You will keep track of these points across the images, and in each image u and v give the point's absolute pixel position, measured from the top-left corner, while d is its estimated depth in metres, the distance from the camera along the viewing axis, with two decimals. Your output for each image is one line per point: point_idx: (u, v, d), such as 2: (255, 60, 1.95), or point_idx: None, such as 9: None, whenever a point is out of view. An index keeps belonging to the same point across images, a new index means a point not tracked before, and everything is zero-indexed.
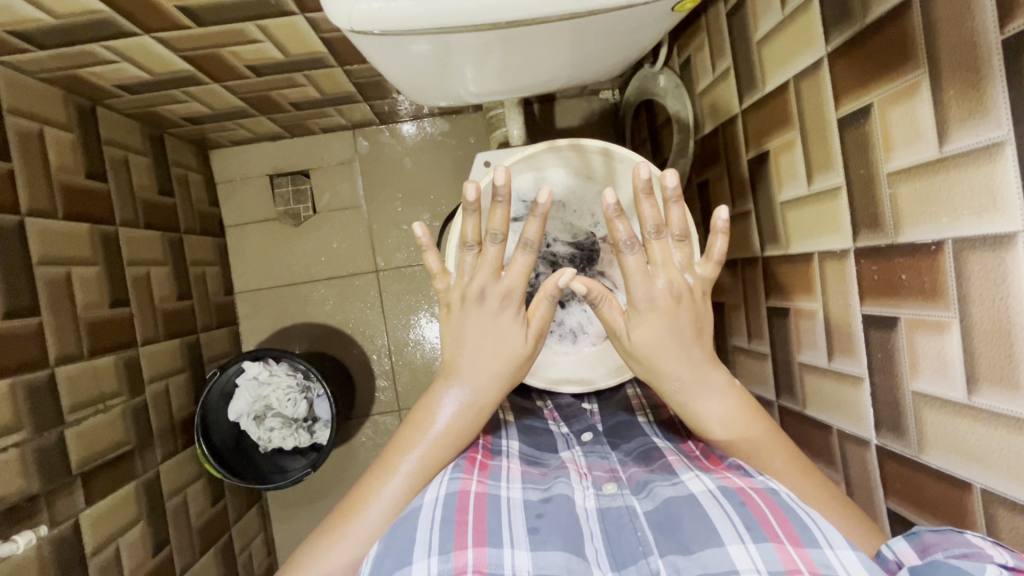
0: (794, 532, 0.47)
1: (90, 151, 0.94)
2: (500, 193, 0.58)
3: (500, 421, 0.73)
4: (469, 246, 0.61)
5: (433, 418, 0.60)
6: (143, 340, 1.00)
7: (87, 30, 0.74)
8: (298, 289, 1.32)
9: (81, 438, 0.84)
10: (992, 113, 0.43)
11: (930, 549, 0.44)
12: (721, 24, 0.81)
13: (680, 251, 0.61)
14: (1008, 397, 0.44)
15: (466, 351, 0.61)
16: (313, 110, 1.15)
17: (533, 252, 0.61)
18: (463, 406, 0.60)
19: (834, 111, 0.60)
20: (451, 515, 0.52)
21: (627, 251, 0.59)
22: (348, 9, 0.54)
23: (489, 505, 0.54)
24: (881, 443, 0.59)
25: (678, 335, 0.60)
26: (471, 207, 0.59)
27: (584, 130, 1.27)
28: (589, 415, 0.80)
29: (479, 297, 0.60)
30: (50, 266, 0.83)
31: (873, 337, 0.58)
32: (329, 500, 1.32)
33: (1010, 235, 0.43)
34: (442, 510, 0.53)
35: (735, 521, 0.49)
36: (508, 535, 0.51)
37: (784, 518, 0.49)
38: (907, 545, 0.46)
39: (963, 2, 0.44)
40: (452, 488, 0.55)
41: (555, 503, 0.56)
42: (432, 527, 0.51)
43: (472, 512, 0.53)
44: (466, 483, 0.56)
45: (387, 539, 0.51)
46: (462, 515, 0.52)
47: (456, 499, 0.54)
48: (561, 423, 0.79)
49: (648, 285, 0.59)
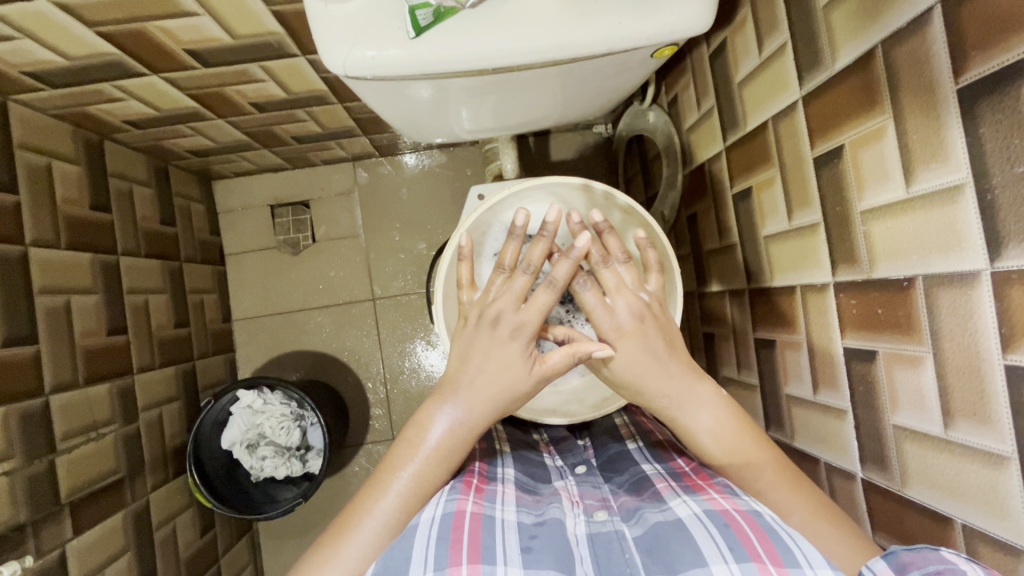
0: (775, 552, 0.47)
1: (95, 183, 0.97)
2: (548, 229, 0.62)
3: (496, 451, 0.73)
4: (503, 269, 0.63)
5: (424, 436, 0.59)
6: (139, 368, 1.01)
7: (98, 70, 0.77)
8: (295, 317, 1.34)
9: (72, 467, 0.84)
10: (951, 156, 0.45)
11: (906, 568, 0.43)
12: (704, 66, 0.84)
13: (626, 273, 0.65)
14: (983, 432, 0.45)
15: (469, 369, 0.60)
16: (314, 143, 1.18)
17: (557, 293, 0.60)
18: (456, 427, 0.59)
19: (811, 150, 0.62)
20: (447, 533, 0.52)
21: (582, 288, 0.63)
22: (343, 54, 0.53)
23: (485, 524, 0.54)
24: (867, 476, 0.59)
25: (643, 361, 0.62)
26: (517, 233, 0.62)
27: (579, 162, 1.31)
28: (584, 451, 0.81)
29: (493, 321, 0.60)
30: (50, 296, 0.84)
31: (854, 371, 0.59)
32: (321, 531, 1.31)
33: (974, 273, 0.44)
34: (437, 529, 0.53)
35: (718, 542, 0.49)
36: (502, 552, 0.51)
37: (766, 539, 0.49)
38: (885, 566, 0.45)
39: (919, 52, 0.46)
40: (448, 509, 0.55)
41: (549, 526, 0.56)
42: (428, 545, 0.51)
43: (466, 535, 0.52)
44: (461, 503, 0.57)
45: (382, 563, 0.51)
46: (457, 534, 0.52)
47: (451, 519, 0.54)
48: (556, 457, 0.79)
49: (612, 315, 0.62)
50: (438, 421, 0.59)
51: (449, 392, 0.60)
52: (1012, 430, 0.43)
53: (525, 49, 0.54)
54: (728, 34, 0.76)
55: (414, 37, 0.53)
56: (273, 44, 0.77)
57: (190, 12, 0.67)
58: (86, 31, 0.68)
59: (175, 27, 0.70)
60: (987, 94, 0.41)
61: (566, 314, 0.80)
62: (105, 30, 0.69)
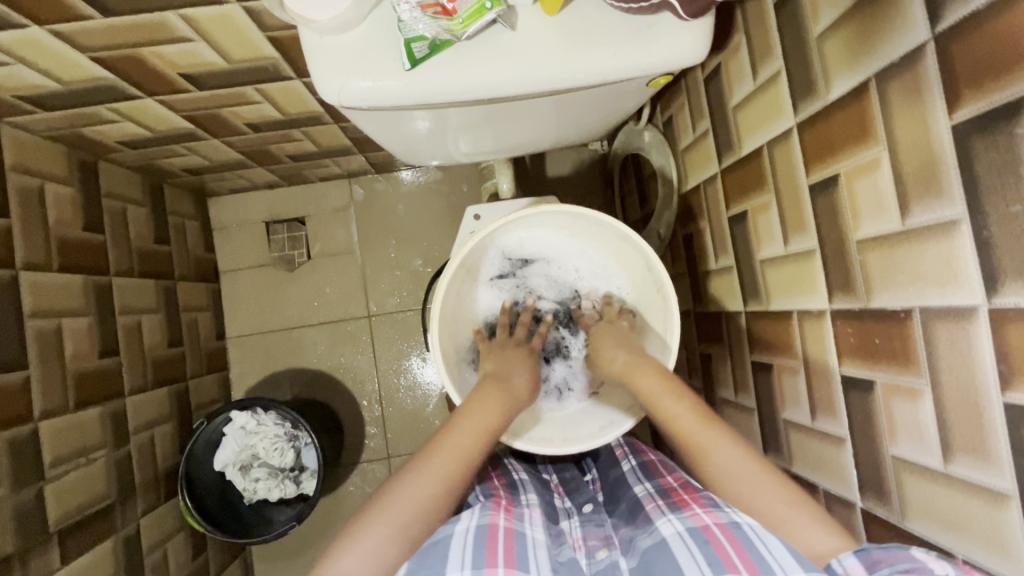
0: (752, 563, 0.49)
1: (88, 204, 0.96)
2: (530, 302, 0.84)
3: (516, 483, 0.74)
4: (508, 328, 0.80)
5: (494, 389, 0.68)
6: (130, 390, 1.00)
7: (93, 94, 0.77)
8: (290, 334, 1.33)
9: (62, 494, 0.82)
10: (947, 192, 0.45)
11: (877, 565, 0.47)
12: (699, 88, 0.85)
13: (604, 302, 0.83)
14: (983, 468, 0.45)
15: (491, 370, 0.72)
16: (310, 161, 1.18)
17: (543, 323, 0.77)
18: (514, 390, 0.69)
19: (806, 176, 0.62)
20: (483, 541, 0.55)
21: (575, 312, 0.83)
22: (338, 85, 0.53)
23: (516, 540, 0.56)
24: (866, 506, 0.59)
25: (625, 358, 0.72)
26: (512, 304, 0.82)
27: (574, 179, 1.31)
28: (590, 487, 0.80)
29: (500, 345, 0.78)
30: (41, 319, 0.83)
31: (852, 400, 0.59)
32: (315, 552, 1.29)
33: (972, 308, 0.44)
34: (474, 536, 0.55)
35: (698, 561, 0.51)
36: (535, 565, 0.54)
37: (744, 551, 0.50)
38: (856, 561, 0.48)
39: (913, 86, 0.46)
40: (482, 521, 0.58)
41: (569, 561, 0.58)
42: (464, 548, 0.54)
43: (502, 546, 0.55)
44: (494, 518, 0.59)
45: (417, 563, 0.53)
46: (492, 542, 0.55)
47: (484, 530, 0.56)
48: (564, 496, 0.78)
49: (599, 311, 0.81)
50: (471, 417, 0.64)
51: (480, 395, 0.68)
52: (1011, 467, 0.42)
53: (521, 80, 0.54)
54: (722, 59, 0.76)
55: (410, 68, 0.53)
56: (268, 68, 0.77)
57: (186, 38, 0.67)
58: (81, 57, 0.68)
59: (170, 52, 0.70)
60: (982, 132, 0.41)
61: (562, 337, 0.86)
62: (99, 56, 0.68)
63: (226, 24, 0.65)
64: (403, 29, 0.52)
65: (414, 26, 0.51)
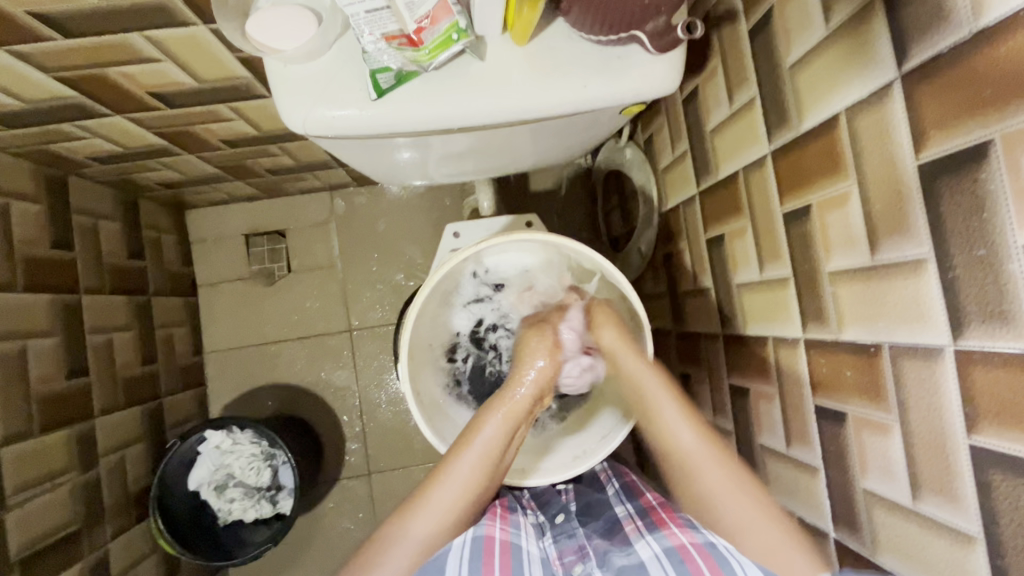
0: None
1: (57, 221, 0.94)
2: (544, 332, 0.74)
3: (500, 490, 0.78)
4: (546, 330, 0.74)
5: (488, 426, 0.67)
6: (100, 411, 0.97)
7: (58, 112, 0.75)
8: (268, 349, 1.31)
9: (24, 522, 0.80)
10: (914, 231, 0.45)
11: None
12: (678, 110, 0.85)
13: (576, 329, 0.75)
14: (950, 508, 0.45)
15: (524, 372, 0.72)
16: (289, 175, 1.16)
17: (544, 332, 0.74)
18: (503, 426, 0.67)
19: (780, 205, 0.62)
20: (480, 558, 0.63)
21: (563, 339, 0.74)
22: (303, 113, 0.53)
23: (510, 551, 0.66)
24: (839, 537, 0.59)
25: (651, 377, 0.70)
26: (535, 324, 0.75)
27: (558, 192, 1.30)
28: (561, 497, 0.79)
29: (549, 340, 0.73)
30: (4, 342, 0.81)
31: (825, 430, 0.58)
32: (292, 570, 1.27)
33: (939, 348, 0.43)
34: (470, 551, 0.63)
35: None
36: None
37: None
38: None
39: (882, 124, 0.46)
40: (479, 532, 0.66)
41: None
42: (462, 565, 0.62)
43: (497, 559, 0.64)
44: (490, 529, 0.67)
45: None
46: (488, 558, 0.64)
47: (481, 543, 0.65)
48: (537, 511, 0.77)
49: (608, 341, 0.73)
50: (469, 450, 0.65)
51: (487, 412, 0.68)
52: (976, 509, 0.42)
53: (492, 109, 0.54)
54: (699, 82, 0.76)
55: (376, 98, 0.52)
56: (240, 86, 0.75)
57: (153, 58, 0.65)
58: (43, 77, 0.66)
59: (137, 72, 0.68)
60: (946, 174, 0.41)
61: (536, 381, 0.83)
62: (63, 76, 0.67)
63: (192, 45, 0.64)
64: (369, 60, 0.51)
65: (380, 57, 0.51)
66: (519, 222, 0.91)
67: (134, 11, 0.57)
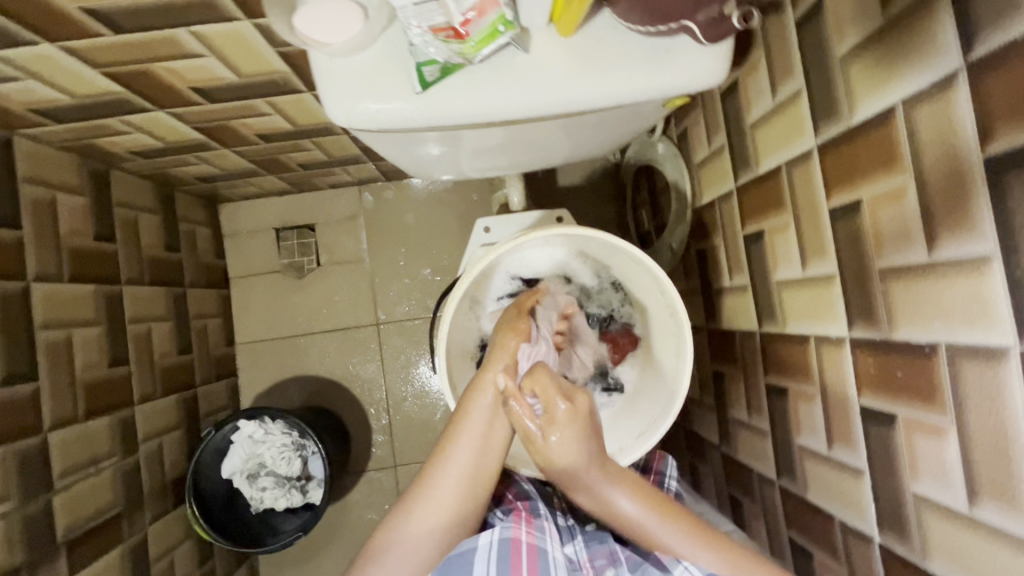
0: None
1: (100, 214, 0.97)
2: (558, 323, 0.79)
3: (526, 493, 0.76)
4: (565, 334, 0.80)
5: (472, 415, 0.67)
6: (140, 399, 1.00)
7: (104, 107, 0.77)
8: (299, 341, 1.33)
9: (70, 504, 0.83)
10: (978, 227, 0.43)
11: None
12: (715, 103, 0.83)
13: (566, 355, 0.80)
14: (1013, 516, 0.43)
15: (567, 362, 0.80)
16: (321, 170, 1.17)
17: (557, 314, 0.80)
18: (490, 410, 0.67)
19: (826, 200, 0.60)
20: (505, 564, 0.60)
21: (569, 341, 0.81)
22: (347, 107, 0.53)
23: (539, 558, 0.61)
24: (885, 542, 0.57)
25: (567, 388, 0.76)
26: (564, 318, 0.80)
27: (586, 188, 1.29)
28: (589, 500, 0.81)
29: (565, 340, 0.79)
30: (51, 330, 0.84)
31: (872, 432, 0.57)
32: (321, 559, 1.29)
33: (1004, 349, 0.42)
34: (497, 552, 0.60)
35: None
36: None
37: None
38: None
39: (945, 114, 0.45)
40: (505, 535, 0.62)
41: None
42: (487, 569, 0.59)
43: (524, 564, 0.60)
44: (517, 531, 0.63)
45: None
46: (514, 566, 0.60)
47: (508, 547, 0.61)
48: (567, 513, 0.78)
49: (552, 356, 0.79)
50: (463, 434, 0.66)
51: (476, 394, 0.68)
52: None
53: (534, 102, 0.53)
54: (740, 75, 0.75)
55: (421, 91, 0.52)
56: (279, 81, 0.76)
57: (197, 54, 0.66)
58: (92, 72, 0.68)
59: (181, 67, 0.69)
60: (1017, 168, 0.39)
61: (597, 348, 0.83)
62: (110, 71, 0.68)
63: (235, 41, 0.65)
64: (415, 53, 0.51)
65: (426, 50, 0.51)
66: (550, 218, 0.90)
67: (182, 7, 0.57)
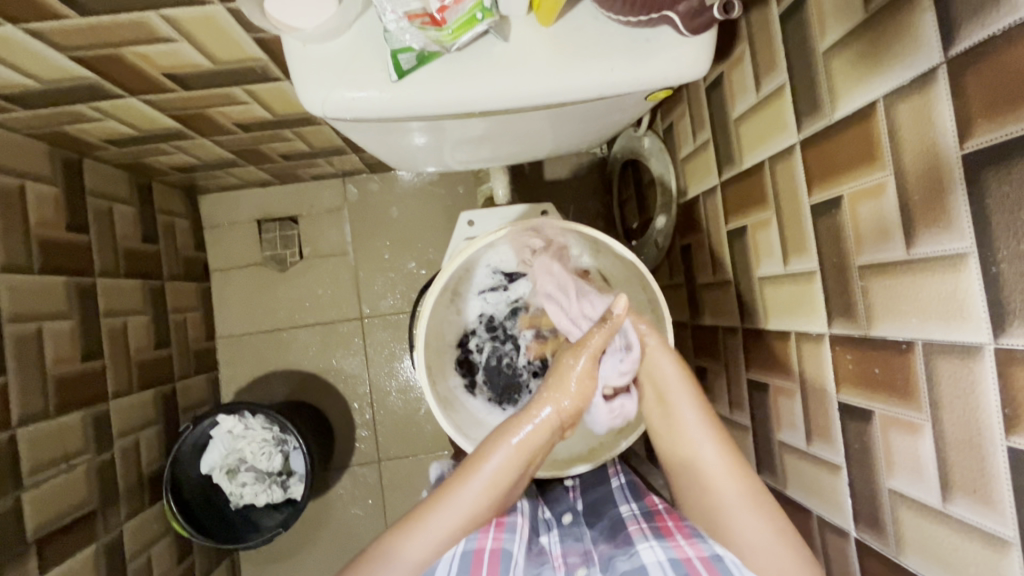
0: None
1: (73, 204, 0.94)
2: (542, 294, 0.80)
3: None
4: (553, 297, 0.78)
5: (489, 459, 0.63)
6: (115, 393, 0.98)
7: (74, 93, 0.75)
8: (281, 335, 1.31)
9: (41, 501, 0.81)
10: (955, 224, 0.43)
11: None
12: (700, 97, 0.83)
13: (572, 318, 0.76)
14: (985, 512, 0.43)
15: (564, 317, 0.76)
16: (302, 161, 1.15)
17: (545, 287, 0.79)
18: (511, 459, 0.63)
19: (807, 195, 0.60)
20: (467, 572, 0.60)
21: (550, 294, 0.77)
22: (321, 96, 0.51)
23: (502, 562, 0.62)
24: (861, 537, 0.57)
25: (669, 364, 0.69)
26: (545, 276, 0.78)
27: (572, 183, 1.28)
28: (569, 495, 0.82)
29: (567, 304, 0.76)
30: (20, 323, 0.81)
31: (850, 428, 0.57)
32: (304, 555, 1.28)
33: (979, 346, 0.42)
34: (458, 564, 0.61)
35: None
36: None
37: None
38: None
39: (924, 110, 0.44)
40: (468, 545, 0.62)
41: None
42: None
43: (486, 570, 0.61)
44: (481, 541, 0.63)
45: None
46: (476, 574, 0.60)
47: (470, 559, 0.61)
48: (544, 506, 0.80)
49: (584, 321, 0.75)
50: (479, 473, 0.62)
51: (505, 432, 0.64)
52: (1014, 514, 0.41)
53: (513, 93, 0.52)
54: (725, 69, 0.74)
55: (397, 79, 0.51)
56: (256, 69, 0.74)
57: (168, 39, 0.64)
58: (59, 56, 0.66)
59: (153, 53, 0.67)
60: (994, 164, 0.39)
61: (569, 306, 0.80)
62: (78, 55, 0.66)
63: (208, 26, 0.63)
64: (390, 40, 0.50)
65: (402, 37, 0.49)
66: (534, 211, 0.89)
67: None
